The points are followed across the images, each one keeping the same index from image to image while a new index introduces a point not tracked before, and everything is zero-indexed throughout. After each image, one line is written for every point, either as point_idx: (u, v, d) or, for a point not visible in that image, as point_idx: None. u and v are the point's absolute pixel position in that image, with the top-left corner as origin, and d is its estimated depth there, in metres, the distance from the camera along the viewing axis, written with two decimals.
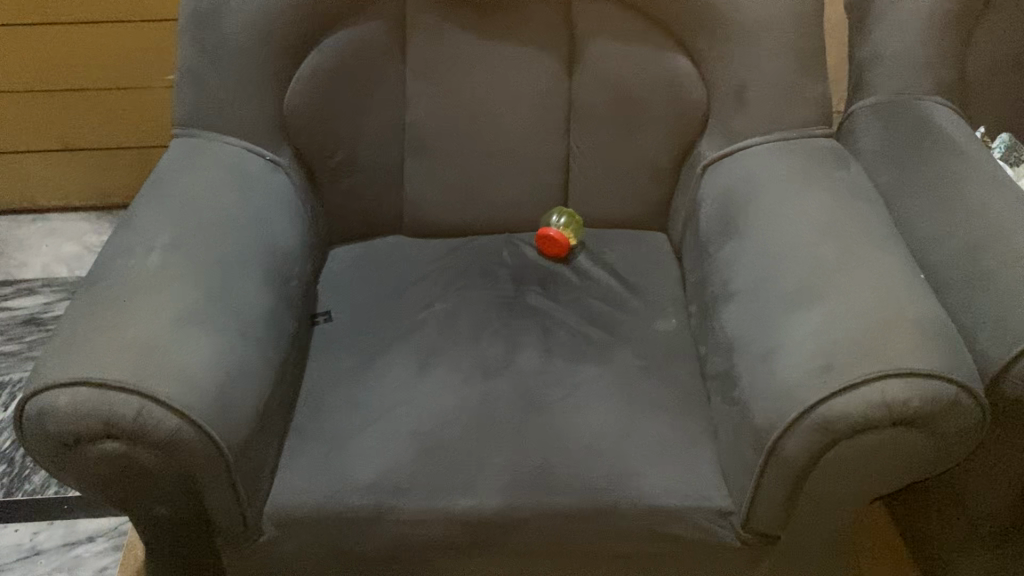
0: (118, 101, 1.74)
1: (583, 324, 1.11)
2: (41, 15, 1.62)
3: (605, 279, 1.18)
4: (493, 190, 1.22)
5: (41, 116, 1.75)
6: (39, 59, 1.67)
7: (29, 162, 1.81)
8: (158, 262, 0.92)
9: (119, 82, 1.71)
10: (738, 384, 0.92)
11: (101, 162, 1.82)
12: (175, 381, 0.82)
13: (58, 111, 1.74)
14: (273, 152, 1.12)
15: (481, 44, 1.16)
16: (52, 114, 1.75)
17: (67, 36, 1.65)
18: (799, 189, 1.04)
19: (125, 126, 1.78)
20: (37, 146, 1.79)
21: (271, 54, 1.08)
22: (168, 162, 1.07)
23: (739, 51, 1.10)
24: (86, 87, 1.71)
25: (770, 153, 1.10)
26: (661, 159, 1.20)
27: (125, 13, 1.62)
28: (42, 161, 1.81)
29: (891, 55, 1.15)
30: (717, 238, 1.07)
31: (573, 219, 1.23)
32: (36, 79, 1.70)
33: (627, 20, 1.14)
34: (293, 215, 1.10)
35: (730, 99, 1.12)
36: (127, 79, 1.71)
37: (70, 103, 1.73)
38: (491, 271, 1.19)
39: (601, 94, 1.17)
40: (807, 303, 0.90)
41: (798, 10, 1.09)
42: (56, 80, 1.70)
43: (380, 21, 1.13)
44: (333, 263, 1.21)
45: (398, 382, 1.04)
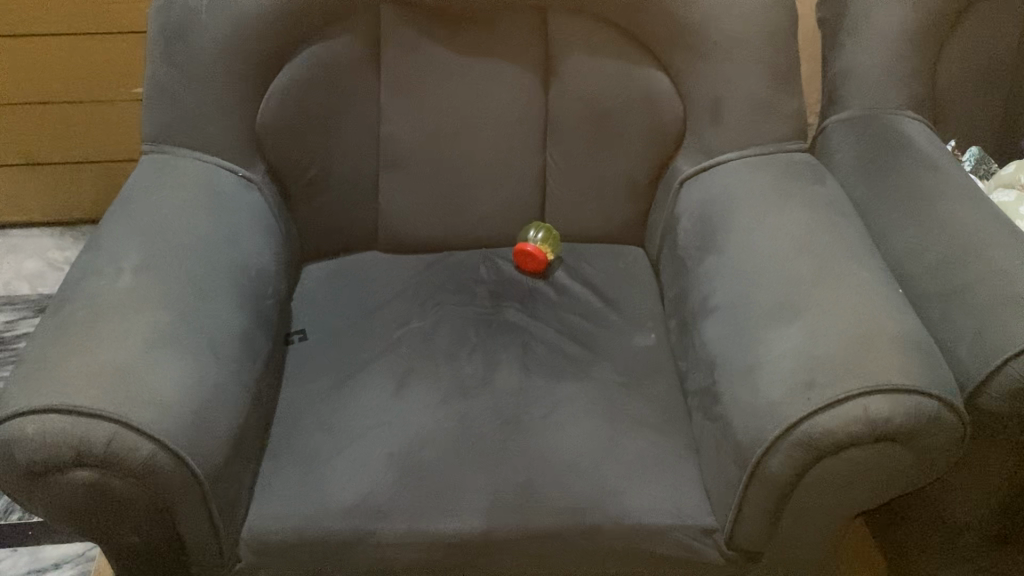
0: (85, 115, 1.70)
1: (562, 341, 1.10)
2: (5, 27, 1.58)
3: (583, 294, 1.17)
4: (469, 205, 1.21)
5: (5, 130, 1.71)
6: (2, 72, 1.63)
7: None
8: (129, 283, 0.90)
9: (86, 95, 1.68)
10: (719, 401, 0.92)
11: (67, 176, 1.78)
12: (149, 407, 0.79)
13: (22, 124, 1.70)
14: (246, 169, 1.10)
15: (456, 58, 1.15)
16: (16, 128, 1.71)
17: (32, 49, 1.61)
18: (776, 204, 1.04)
19: (92, 140, 1.74)
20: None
21: (243, 69, 1.06)
22: (137, 180, 1.05)
23: (715, 67, 1.10)
24: (52, 100, 1.68)
25: (747, 167, 1.10)
26: (637, 173, 1.19)
27: (93, 25, 1.59)
28: (6, 177, 1.77)
29: (864, 70, 1.16)
30: (695, 253, 1.07)
31: (551, 234, 1.21)
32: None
33: (602, 35, 1.14)
34: (266, 232, 1.08)
35: (707, 114, 1.12)
36: (94, 92, 1.67)
37: (35, 116, 1.69)
38: (468, 287, 1.18)
39: (577, 109, 1.17)
40: (788, 319, 0.90)
41: (773, 26, 1.09)
42: (21, 94, 1.66)
43: (354, 36, 1.11)
44: (307, 280, 1.19)
45: (376, 402, 1.02)
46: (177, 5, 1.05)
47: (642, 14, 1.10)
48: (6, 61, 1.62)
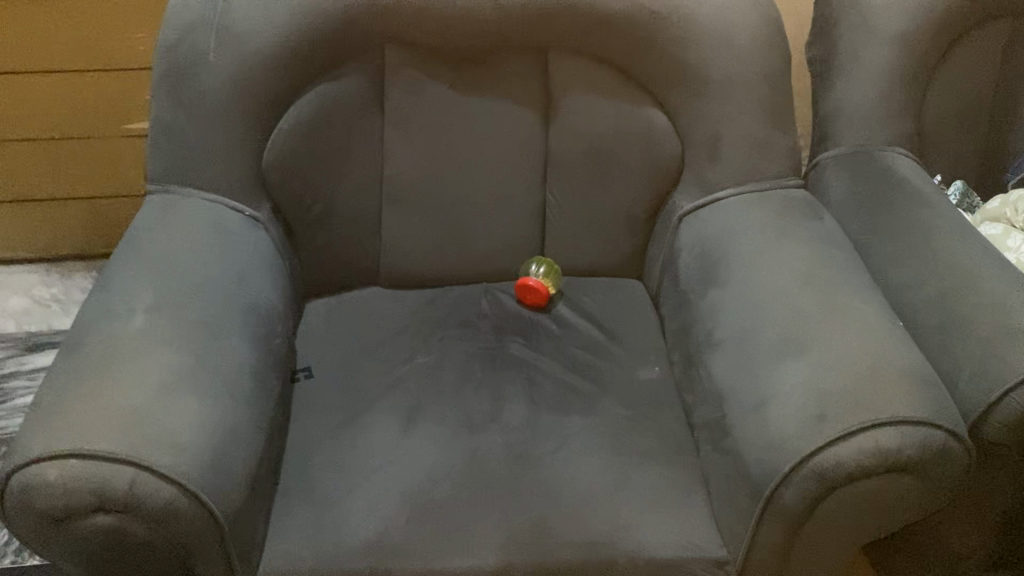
0: (90, 151, 1.70)
1: (568, 375, 1.12)
2: (10, 65, 1.57)
3: (585, 328, 1.19)
4: (471, 241, 1.23)
5: (7, 166, 1.69)
6: (7, 110, 1.62)
7: None
8: (142, 325, 0.90)
9: (90, 132, 1.67)
10: (729, 433, 0.94)
11: (67, 213, 1.77)
12: (169, 450, 0.79)
13: (24, 161, 1.69)
14: (252, 208, 1.11)
15: (459, 97, 1.17)
16: (18, 165, 1.70)
17: (36, 86, 1.60)
18: (777, 240, 1.06)
19: (96, 176, 1.73)
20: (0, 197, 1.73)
21: (250, 109, 1.07)
22: (144, 219, 1.05)
23: (713, 106, 1.13)
24: (57, 137, 1.67)
25: (745, 203, 1.13)
26: (635, 209, 1.22)
27: (97, 62, 1.59)
28: (5, 214, 1.76)
29: (854, 108, 1.20)
30: (698, 287, 1.09)
31: (552, 268, 1.23)
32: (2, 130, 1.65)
33: (602, 75, 1.16)
34: (273, 270, 1.08)
35: (705, 152, 1.15)
36: (99, 129, 1.67)
37: (38, 153, 1.69)
38: (471, 322, 1.19)
39: (577, 146, 1.19)
40: (795, 353, 0.92)
41: (768, 67, 1.12)
42: (25, 131, 1.66)
43: (358, 76, 1.13)
44: (311, 317, 1.20)
45: (386, 440, 1.02)
46: (183, 46, 1.06)
47: (641, 54, 1.13)
48: (11, 99, 1.61)
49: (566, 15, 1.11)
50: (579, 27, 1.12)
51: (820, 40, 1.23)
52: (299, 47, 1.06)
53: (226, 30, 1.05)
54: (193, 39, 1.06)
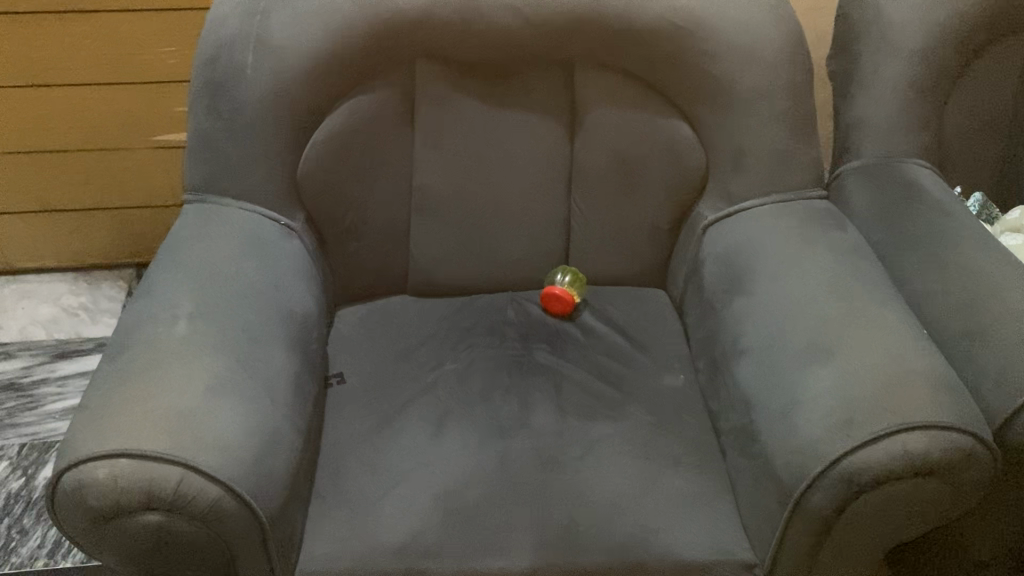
0: (126, 161, 1.73)
1: (595, 381, 1.14)
2: (52, 78, 1.61)
3: (611, 336, 1.21)
4: (498, 250, 1.25)
5: (45, 177, 1.73)
6: (46, 121, 1.66)
7: (25, 224, 1.79)
8: (186, 330, 0.92)
9: (126, 143, 1.71)
10: (756, 438, 0.95)
11: (100, 223, 1.81)
12: (214, 451, 0.81)
13: (62, 172, 1.73)
14: (287, 218, 1.13)
15: (488, 109, 1.19)
16: (55, 176, 1.73)
17: (76, 98, 1.64)
18: (801, 249, 1.08)
19: (131, 186, 1.77)
20: (35, 207, 1.77)
21: (285, 121, 1.09)
22: (184, 228, 1.08)
23: (737, 119, 1.15)
24: (94, 148, 1.70)
25: (768, 214, 1.15)
26: (659, 219, 1.24)
27: (137, 75, 1.63)
28: (39, 224, 1.79)
29: (876, 120, 1.22)
30: (723, 295, 1.11)
31: (577, 278, 1.26)
32: (40, 142, 1.68)
33: (628, 88, 1.18)
34: (307, 278, 1.11)
35: (729, 164, 1.17)
36: (135, 140, 1.71)
37: (76, 163, 1.72)
38: (498, 329, 1.21)
39: (603, 157, 1.21)
40: (822, 360, 0.94)
41: (792, 81, 1.14)
42: (63, 143, 1.69)
43: (389, 89, 1.15)
44: (341, 324, 1.22)
45: (417, 444, 1.04)
46: (221, 59, 1.09)
47: (668, 69, 1.15)
48: (51, 110, 1.65)
49: (594, 30, 1.13)
50: (606, 41, 1.14)
51: (842, 53, 1.25)
52: (333, 61, 1.09)
53: (262, 44, 1.08)
54: (231, 53, 1.08)
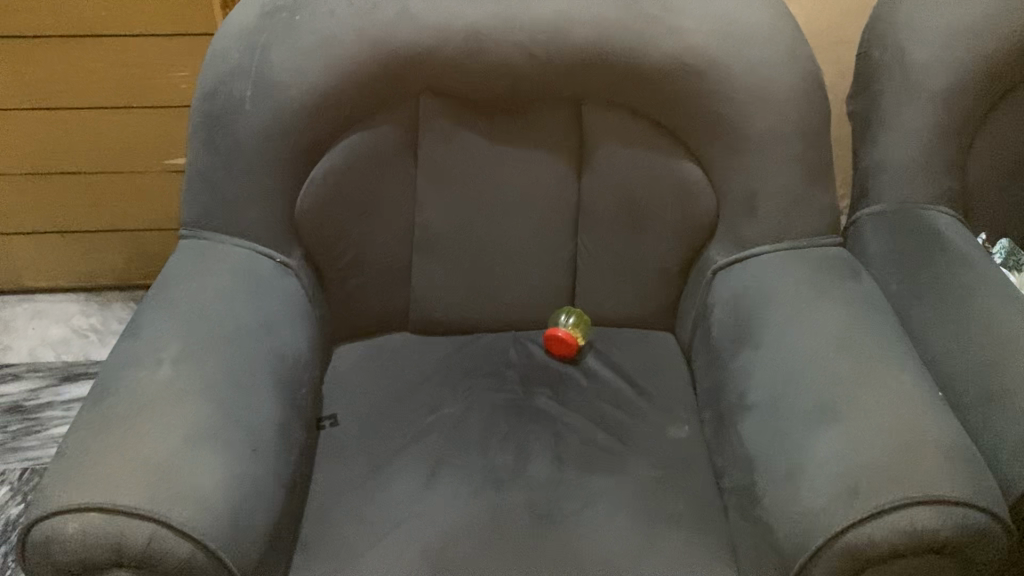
0: (135, 184, 1.73)
1: (595, 431, 1.10)
2: (62, 101, 1.61)
3: (615, 381, 1.17)
4: (502, 289, 1.22)
5: (55, 197, 1.73)
6: (57, 143, 1.66)
7: (39, 243, 1.79)
8: (169, 375, 0.89)
9: (136, 166, 1.70)
10: (759, 502, 0.91)
11: (113, 244, 1.81)
12: (189, 505, 0.79)
13: (72, 193, 1.73)
14: (284, 255, 1.11)
15: (494, 146, 1.16)
16: (66, 196, 1.73)
17: (86, 121, 1.63)
18: (813, 299, 1.04)
19: (140, 209, 1.77)
20: (49, 227, 1.77)
21: (283, 158, 1.07)
22: (177, 264, 1.05)
23: (749, 161, 1.10)
24: (104, 170, 1.70)
25: (780, 261, 1.11)
26: (668, 261, 1.20)
27: (148, 99, 1.62)
28: (52, 244, 1.79)
29: (896, 163, 1.17)
30: (730, 346, 1.07)
31: (582, 318, 1.22)
32: (51, 163, 1.68)
33: (637, 126, 1.15)
34: (302, 317, 1.08)
35: (740, 207, 1.12)
36: (144, 163, 1.70)
37: (86, 185, 1.72)
38: (498, 371, 1.18)
39: (610, 197, 1.18)
40: (829, 423, 0.89)
41: (807, 123, 1.10)
42: (72, 164, 1.69)
43: (392, 125, 1.13)
44: (338, 362, 1.20)
45: (407, 494, 1.01)
46: (220, 94, 1.07)
47: (678, 108, 1.11)
48: (62, 132, 1.64)
49: (602, 68, 1.10)
50: (615, 80, 1.11)
51: (864, 94, 1.21)
52: (333, 97, 1.07)
53: (262, 79, 1.05)
54: (230, 88, 1.06)
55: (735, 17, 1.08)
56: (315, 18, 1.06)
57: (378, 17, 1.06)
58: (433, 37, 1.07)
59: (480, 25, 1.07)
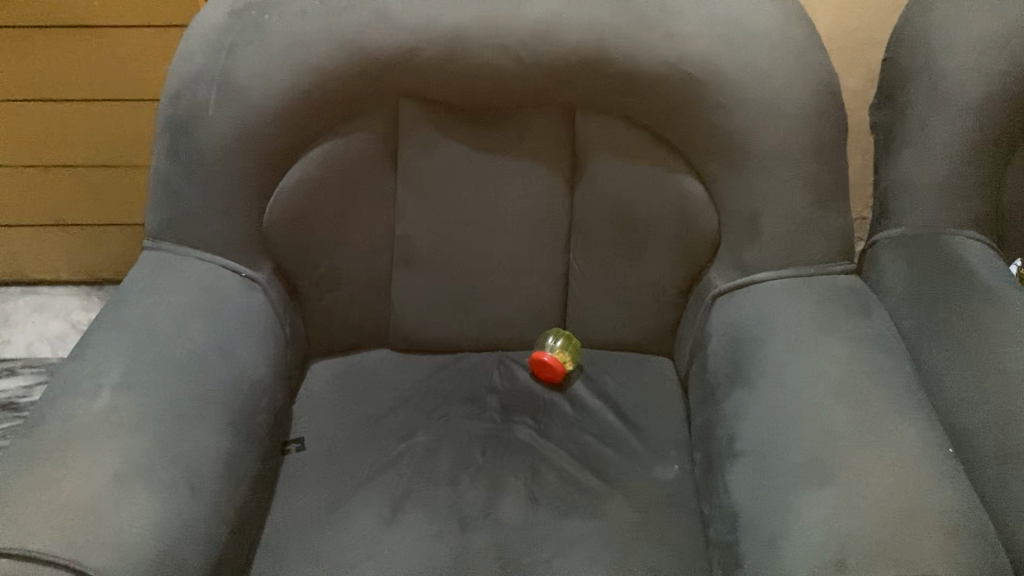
0: (128, 176, 1.68)
1: (576, 469, 1.01)
2: (49, 92, 1.56)
3: (601, 412, 1.09)
4: (487, 308, 1.15)
5: (52, 191, 1.69)
6: (48, 136, 1.62)
7: (40, 237, 1.76)
8: (106, 404, 0.84)
9: (128, 159, 1.65)
10: (740, 564, 0.82)
11: (114, 238, 1.77)
12: (109, 552, 0.73)
13: (67, 186, 1.69)
14: (251, 268, 1.05)
15: (478, 157, 1.08)
16: (62, 190, 1.69)
17: (75, 113, 1.58)
18: (816, 337, 0.94)
19: (135, 201, 1.72)
20: (49, 221, 1.74)
21: (249, 168, 1.01)
22: (135, 279, 1.00)
23: (753, 179, 1.01)
24: (95, 163, 1.65)
25: (785, 291, 1.01)
26: (666, 283, 1.11)
27: (132, 90, 1.56)
28: (53, 238, 1.77)
29: (920, 183, 1.06)
30: (724, 383, 0.98)
31: (571, 342, 1.14)
32: (44, 156, 1.64)
33: (634, 137, 1.05)
34: (265, 337, 1.02)
35: (743, 229, 1.03)
36: (135, 155, 1.65)
37: (80, 178, 1.67)
38: (478, 397, 1.11)
39: (603, 213, 1.09)
40: (820, 482, 0.81)
41: (818, 139, 1.00)
42: (65, 156, 1.64)
43: (369, 132, 1.05)
44: (312, 381, 1.14)
45: (366, 531, 0.94)
46: (184, 99, 1.00)
47: (677, 120, 1.02)
48: (53, 125, 1.60)
49: (594, 75, 1.01)
50: (609, 89, 1.02)
51: (888, 106, 1.10)
52: (302, 104, 1.00)
53: (226, 83, 0.99)
54: (193, 92, 1.00)
55: (740, 21, 0.98)
56: (284, 18, 0.99)
57: (351, 18, 0.98)
58: (411, 40, 0.99)
59: (462, 28, 0.99)
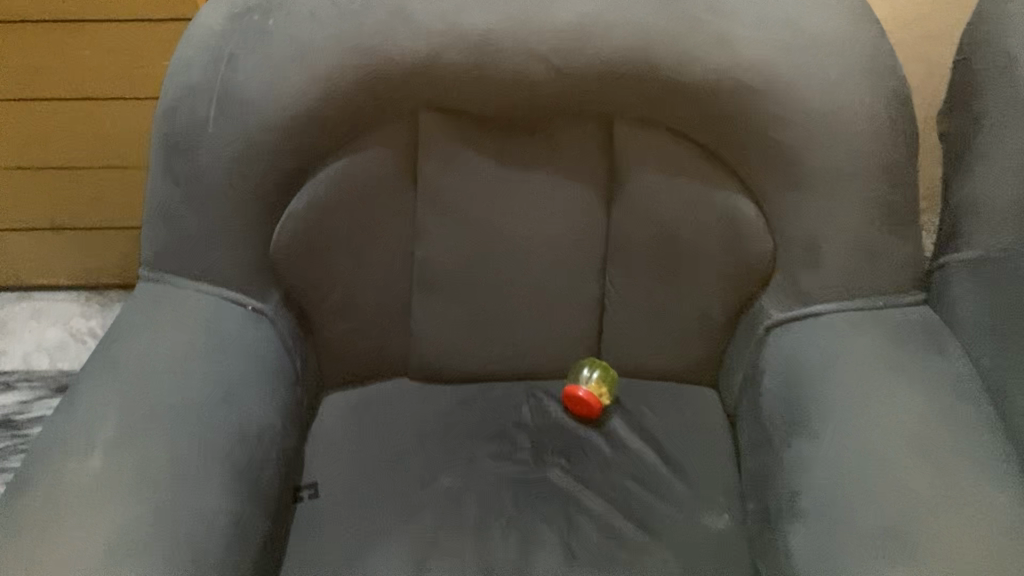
0: (125, 178, 1.58)
1: (616, 519, 0.92)
2: (39, 89, 1.45)
3: (642, 452, 0.99)
4: (515, 334, 1.05)
5: (45, 193, 1.60)
6: (38, 136, 1.51)
7: (35, 241, 1.67)
8: (99, 468, 0.75)
9: (125, 160, 1.55)
10: None
11: (113, 241, 1.68)
12: None
13: (61, 188, 1.59)
14: (258, 299, 0.96)
15: (505, 173, 0.98)
16: (55, 192, 1.59)
17: (67, 112, 1.48)
18: (887, 382, 0.84)
19: (133, 204, 1.62)
20: (44, 224, 1.65)
21: (254, 190, 0.91)
22: (131, 315, 0.91)
23: (814, 200, 0.90)
24: (90, 164, 1.55)
25: (850, 327, 0.91)
26: (712, 309, 1.01)
27: (127, 88, 1.45)
28: (49, 242, 1.67)
29: (994, 202, 0.93)
30: (781, 428, 0.88)
31: (607, 373, 1.05)
32: (36, 157, 1.54)
33: (679, 151, 0.95)
34: (274, 375, 0.93)
35: (802, 254, 0.93)
36: (132, 156, 1.55)
37: (74, 180, 1.58)
38: (507, 435, 1.02)
39: (643, 233, 0.99)
40: (900, 558, 0.71)
41: (887, 155, 0.89)
42: (58, 158, 1.54)
43: (386, 147, 0.95)
44: (325, 416, 1.05)
45: None
46: (181, 114, 0.90)
47: (728, 134, 0.91)
48: (45, 125, 1.50)
49: (635, 84, 0.90)
50: (652, 98, 0.91)
51: (959, 113, 0.99)
52: (311, 118, 0.90)
53: (227, 97, 0.89)
54: (190, 106, 0.90)
55: (800, 24, 0.88)
56: (290, 24, 0.89)
57: (366, 22, 0.88)
58: (433, 45, 0.89)
59: (491, 31, 0.88)
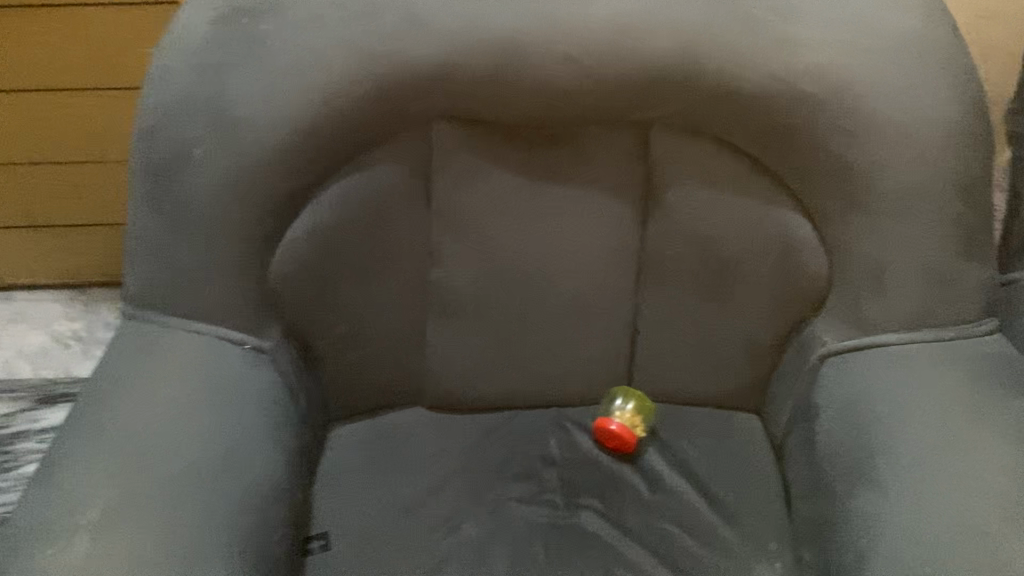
0: (108, 175, 1.47)
1: (660, 572, 0.84)
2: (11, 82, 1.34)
3: (683, 491, 0.91)
4: (541, 362, 0.96)
5: (22, 191, 1.49)
6: (12, 132, 1.40)
7: (12, 240, 1.56)
8: (85, 549, 0.66)
9: (107, 156, 1.44)
10: None
11: (95, 239, 1.57)
12: None
13: (39, 186, 1.48)
14: (257, 336, 0.86)
15: (529, 189, 0.87)
16: (33, 190, 1.48)
17: (42, 106, 1.37)
18: (969, 430, 0.75)
19: (118, 201, 1.51)
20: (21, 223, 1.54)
21: (250, 218, 0.81)
22: (115, 360, 0.81)
23: (879, 221, 0.81)
24: (69, 160, 1.44)
25: (920, 363, 0.82)
26: (759, 334, 0.92)
27: (106, 79, 1.33)
28: (27, 241, 1.56)
29: None
30: (843, 474, 0.80)
31: (642, 403, 0.96)
32: (10, 153, 1.43)
33: (725, 164, 0.85)
34: (279, 422, 0.83)
35: (864, 280, 0.83)
36: (115, 152, 1.43)
37: (53, 177, 1.46)
38: (535, 473, 0.93)
39: (683, 252, 0.89)
40: None
41: (961, 171, 0.80)
42: (34, 154, 1.43)
43: (396, 164, 0.85)
44: (334, 454, 0.95)
45: None
46: (164, 135, 0.80)
47: (782, 146, 0.81)
48: (18, 119, 1.38)
49: (680, 93, 0.80)
50: (698, 107, 0.81)
51: None
52: (313, 136, 0.79)
53: (217, 115, 0.78)
54: (174, 126, 0.79)
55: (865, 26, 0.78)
56: (287, 30, 0.77)
57: (374, 27, 0.77)
58: (451, 51, 0.78)
59: (515, 33, 0.78)
